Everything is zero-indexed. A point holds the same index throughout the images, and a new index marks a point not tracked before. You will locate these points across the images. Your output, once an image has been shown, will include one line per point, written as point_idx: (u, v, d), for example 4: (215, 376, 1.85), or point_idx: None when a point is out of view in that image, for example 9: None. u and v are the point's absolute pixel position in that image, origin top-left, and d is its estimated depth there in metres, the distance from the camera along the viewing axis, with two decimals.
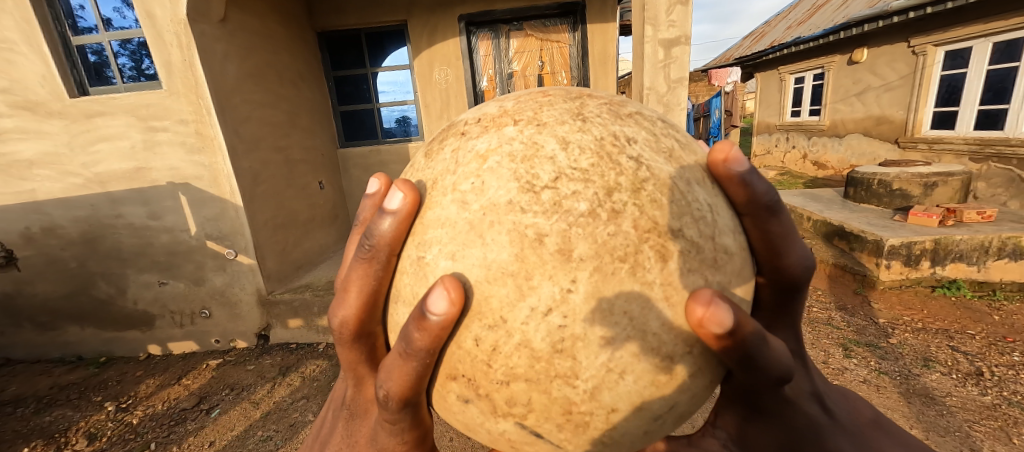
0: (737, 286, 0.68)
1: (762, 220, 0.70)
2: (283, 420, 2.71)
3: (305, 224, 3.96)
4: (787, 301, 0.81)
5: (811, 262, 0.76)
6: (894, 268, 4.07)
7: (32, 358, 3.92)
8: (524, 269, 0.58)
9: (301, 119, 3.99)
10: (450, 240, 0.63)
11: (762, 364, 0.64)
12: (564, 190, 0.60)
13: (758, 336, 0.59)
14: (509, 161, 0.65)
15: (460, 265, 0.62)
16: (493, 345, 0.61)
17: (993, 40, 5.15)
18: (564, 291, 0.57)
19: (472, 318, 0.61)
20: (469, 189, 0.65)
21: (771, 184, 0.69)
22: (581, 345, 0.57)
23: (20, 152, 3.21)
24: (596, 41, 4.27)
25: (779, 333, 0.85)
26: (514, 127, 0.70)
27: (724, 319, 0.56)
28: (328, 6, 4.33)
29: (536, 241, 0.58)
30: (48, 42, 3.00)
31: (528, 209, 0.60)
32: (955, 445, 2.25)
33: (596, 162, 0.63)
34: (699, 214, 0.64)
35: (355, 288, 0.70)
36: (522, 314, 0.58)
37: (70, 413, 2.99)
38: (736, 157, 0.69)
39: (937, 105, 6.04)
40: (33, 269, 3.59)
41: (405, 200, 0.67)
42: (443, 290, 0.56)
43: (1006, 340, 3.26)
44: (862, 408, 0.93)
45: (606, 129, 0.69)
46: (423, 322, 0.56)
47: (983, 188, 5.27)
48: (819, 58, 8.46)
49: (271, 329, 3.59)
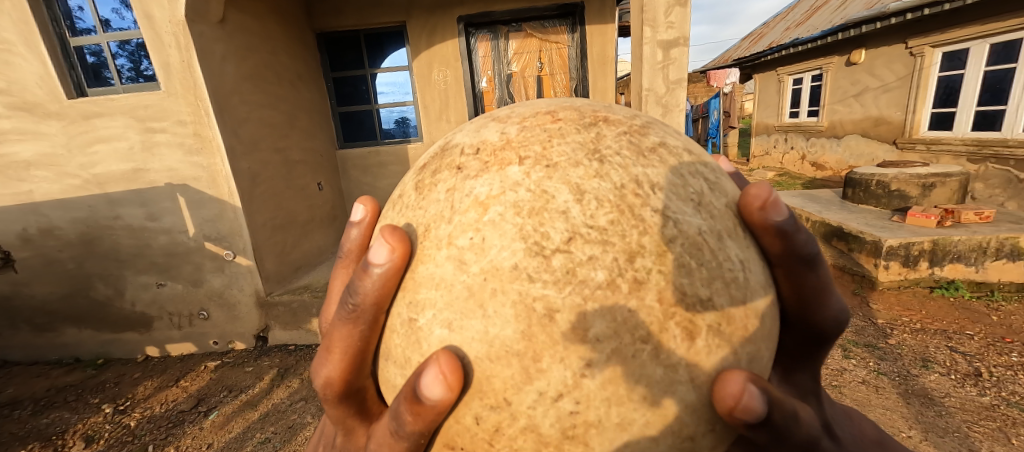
0: (764, 348, 0.69)
1: (796, 272, 0.71)
2: (281, 422, 2.70)
3: (304, 225, 3.95)
4: (813, 350, 0.84)
5: (844, 316, 0.78)
6: (892, 269, 4.08)
7: (29, 360, 3.90)
8: (532, 349, 0.57)
9: (299, 121, 3.98)
10: (446, 305, 0.62)
11: (794, 439, 0.63)
12: (579, 254, 0.58)
13: (791, 415, 0.59)
14: (513, 214, 0.62)
15: (456, 337, 0.61)
16: (495, 425, 0.61)
17: (990, 42, 5.14)
18: (577, 375, 0.56)
19: (472, 397, 0.61)
20: (467, 246, 0.64)
21: (813, 235, 0.67)
22: (594, 432, 0.58)
23: (18, 154, 3.20)
24: (595, 43, 4.28)
25: (798, 376, 0.86)
26: (519, 168, 0.67)
27: (757, 406, 0.55)
28: (327, 7, 4.33)
29: (546, 317, 0.57)
30: (46, 43, 3.00)
31: (537, 278, 0.58)
32: (953, 446, 2.25)
33: (616, 218, 0.61)
34: (731, 275, 0.63)
35: (339, 348, 0.69)
36: (528, 398, 0.58)
37: (67, 415, 2.97)
38: (776, 205, 0.66)
39: (935, 106, 6.07)
40: (30, 271, 3.58)
41: (392, 254, 0.64)
42: (437, 371, 0.55)
43: (1005, 341, 3.27)
44: (866, 429, 0.99)
45: (628, 173, 0.66)
46: (417, 406, 0.57)
47: (980, 189, 5.29)
48: (817, 59, 8.49)
49: (269, 330, 3.58)
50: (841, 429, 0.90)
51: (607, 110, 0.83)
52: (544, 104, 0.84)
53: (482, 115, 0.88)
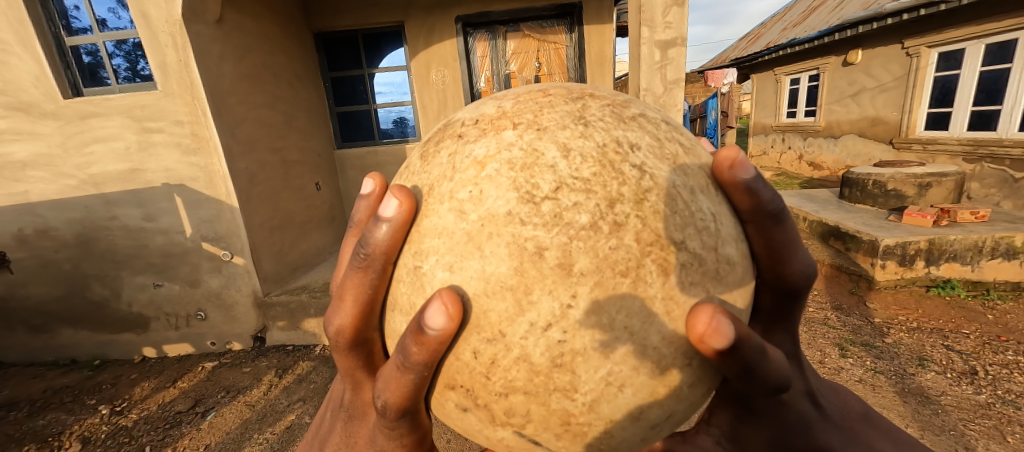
0: (736, 295, 0.69)
1: (765, 228, 0.70)
2: (278, 423, 2.69)
3: (302, 225, 3.94)
4: (787, 307, 0.83)
5: (812, 270, 0.77)
6: (888, 268, 4.08)
7: (25, 362, 3.88)
8: (524, 283, 0.57)
9: (297, 121, 3.97)
10: (447, 250, 0.63)
11: (762, 375, 0.64)
12: (565, 201, 0.59)
13: (760, 349, 0.60)
14: (508, 169, 0.63)
15: (457, 278, 0.61)
16: (492, 358, 0.61)
17: (985, 43, 5.21)
18: (564, 306, 0.56)
19: (470, 332, 0.61)
20: (466, 198, 0.64)
21: (778, 192, 0.68)
22: (581, 360, 0.58)
23: (14, 153, 3.18)
24: (593, 43, 4.29)
25: (775, 336, 0.87)
26: (513, 131, 0.68)
27: (726, 332, 0.56)
28: (326, 7, 4.33)
29: (536, 254, 0.57)
30: (42, 44, 2.98)
31: (528, 221, 0.59)
32: (949, 444, 2.25)
33: (598, 171, 0.62)
34: (702, 224, 0.64)
35: (351, 295, 0.70)
36: (521, 329, 0.58)
37: (64, 417, 2.96)
38: (743, 164, 0.67)
39: (931, 106, 6.10)
40: (26, 271, 3.56)
41: (401, 208, 0.65)
42: (440, 304, 0.55)
43: (1000, 339, 3.29)
44: (852, 403, 0.97)
45: (609, 135, 0.67)
46: (420, 337, 0.56)
47: (976, 188, 5.31)
48: (813, 60, 8.53)
49: (266, 331, 3.58)
50: (824, 399, 0.90)
51: (593, 89, 0.83)
52: (536, 86, 0.85)
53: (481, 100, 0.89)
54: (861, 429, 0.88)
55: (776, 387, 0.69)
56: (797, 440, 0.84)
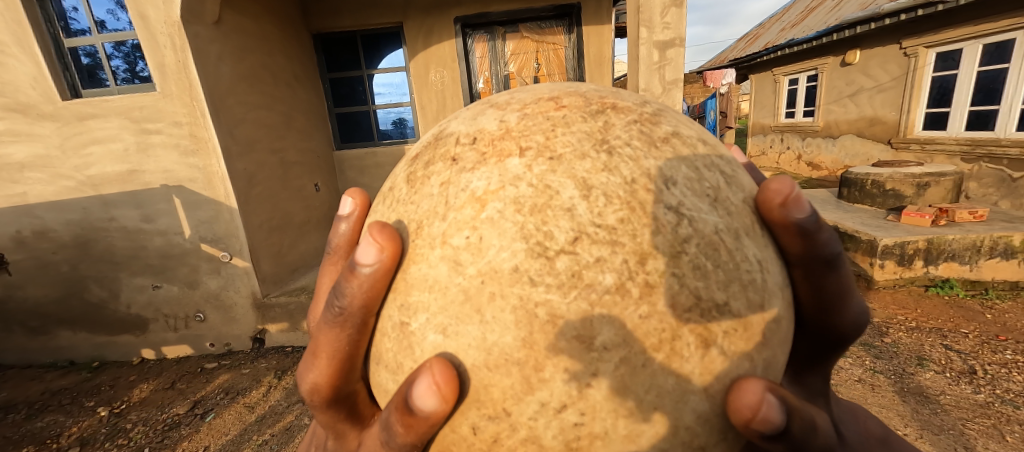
0: (778, 354, 0.70)
1: (814, 273, 0.71)
2: (277, 424, 2.69)
3: (300, 226, 3.93)
4: (824, 353, 0.86)
5: (864, 319, 0.79)
6: (887, 268, 4.11)
7: (23, 363, 3.88)
8: (533, 358, 0.57)
9: (296, 122, 3.98)
10: (440, 309, 0.63)
11: (811, 448, 0.63)
12: (586, 256, 0.58)
13: (810, 424, 0.59)
14: (513, 211, 0.62)
15: (451, 344, 0.61)
16: (493, 436, 0.61)
17: (982, 43, 5.22)
18: (582, 386, 0.56)
19: (468, 406, 0.61)
20: (462, 245, 0.63)
21: (836, 234, 0.67)
22: (599, 444, 0.58)
23: (11, 155, 3.18)
24: (592, 43, 4.29)
25: (808, 378, 0.89)
26: (520, 160, 0.67)
27: (774, 417, 0.55)
28: (324, 8, 4.33)
29: (549, 323, 0.56)
30: (39, 42, 2.97)
31: (540, 281, 0.58)
32: (948, 444, 2.25)
33: (627, 216, 0.61)
34: (748, 277, 0.64)
35: (326, 352, 0.69)
36: (529, 409, 0.58)
37: (61, 419, 2.95)
38: (797, 201, 0.66)
39: (928, 106, 6.12)
40: (24, 273, 3.55)
41: (381, 254, 0.64)
42: (430, 381, 0.56)
43: (999, 338, 3.30)
44: (871, 428, 1.00)
45: (639, 167, 0.66)
46: (409, 416, 0.57)
47: (974, 188, 5.33)
48: (811, 60, 8.55)
49: (265, 332, 3.57)
50: (846, 427, 0.91)
51: (615, 96, 0.82)
52: (546, 90, 0.84)
53: (478, 102, 0.88)
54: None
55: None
56: None
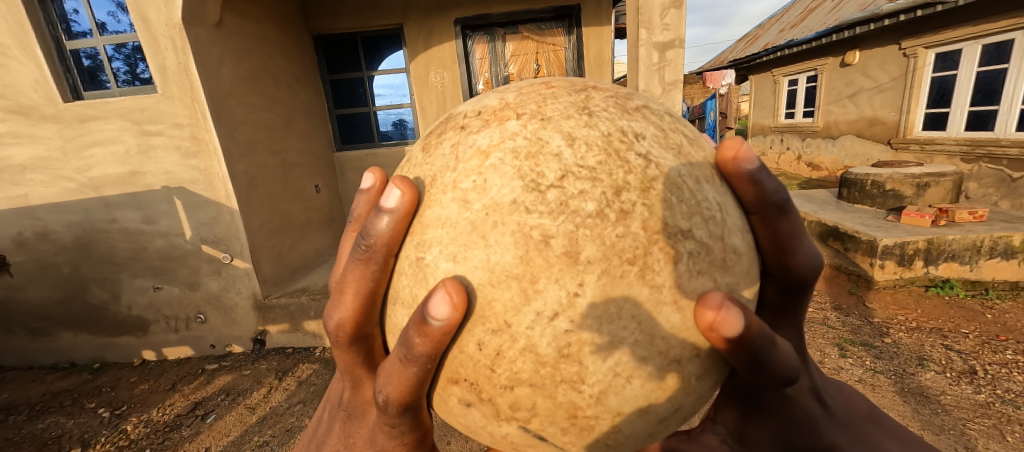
0: (742, 286, 0.69)
1: (770, 219, 0.71)
2: (278, 426, 2.69)
3: (301, 228, 3.93)
4: (790, 303, 0.84)
5: (818, 262, 0.78)
6: (887, 268, 4.10)
7: (24, 365, 3.89)
8: (530, 272, 0.58)
9: (296, 123, 3.98)
10: (451, 241, 0.63)
11: (772, 366, 0.65)
12: (570, 189, 0.60)
13: (768, 339, 0.61)
14: (512, 158, 0.64)
15: (461, 268, 0.61)
16: (497, 349, 0.61)
17: (982, 43, 5.22)
18: (571, 295, 0.56)
19: (475, 323, 0.61)
20: (470, 187, 0.65)
21: (782, 183, 0.69)
22: (588, 350, 0.58)
23: (13, 157, 3.19)
24: (592, 44, 4.30)
25: (782, 332, 0.88)
26: (517, 121, 0.69)
27: (735, 322, 0.58)
28: (324, 10, 4.33)
29: (541, 242, 0.58)
30: (42, 46, 2.98)
31: (534, 209, 0.59)
32: (949, 444, 2.25)
33: (604, 159, 0.62)
34: (708, 213, 0.65)
35: (351, 288, 0.70)
36: (526, 319, 0.58)
37: (63, 420, 2.96)
38: (747, 155, 0.69)
39: (928, 107, 6.13)
40: (25, 274, 3.56)
41: (403, 199, 0.66)
42: (445, 293, 0.56)
43: (999, 339, 3.30)
44: (859, 402, 0.97)
45: (614, 125, 0.68)
46: (424, 327, 0.57)
47: (973, 188, 5.34)
48: (811, 61, 8.56)
49: (266, 334, 3.57)
50: (830, 398, 0.91)
51: (596, 82, 0.84)
52: (537, 80, 0.86)
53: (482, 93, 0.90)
54: (868, 430, 0.88)
55: (783, 380, 0.70)
56: (804, 437, 0.85)
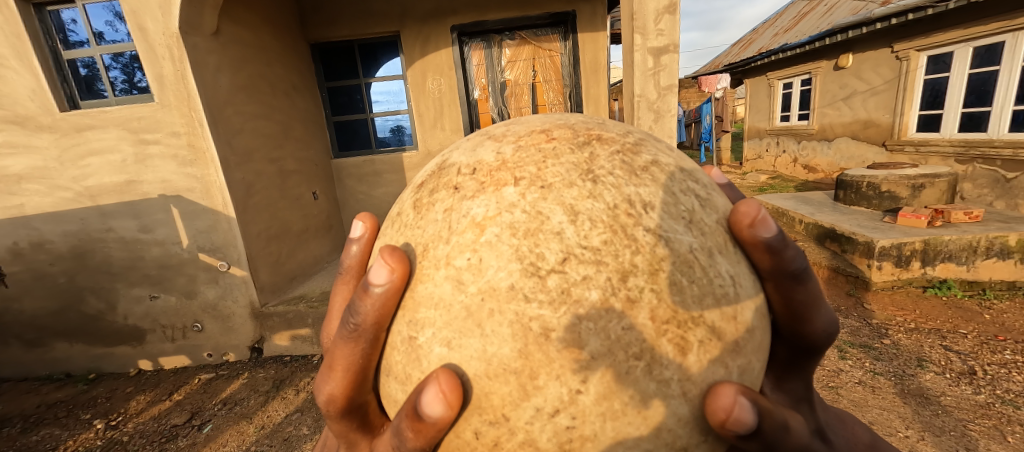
0: (754, 361, 0.70)
1: (785, 287, 0.72)
2: (277, 435, 2.67)
3: (299, 235, 3.93)
4: (801, 359, 0.86)
5: (833, 327, 0.79)
6: (885, 269, 4.10)
7: (20, 376, 3.86)
8: (529, 366, 0.58)
9: (294, 131, 4.00)
10: (444, 324, 0.64)
11: (786, 447, 0.66)
12: (573, 275, 0.60)
13: (781, 425, 0.61)
14: (509, 234, 0.64)
15: (455, 356, 0.62)
16: (494, 440, 0.62)
17: (973, 46, 5.26)
18: (573, 392, 0.58)
19: (471, 412, 0.62)
20: (464, 266, 0.65)
21: (802, 250, 0.69)
22: (590, 445, 0.59)
23: (9, 167, 3.18)
24: (588, 51, 4.35)
25: (789, 384, 0.89)
26: (515, 189, 0.69)
27: (747, 417, 0.57)
28: (320, 19, 4.36)
29: (541, 336, 0.58)
30: (40, 57, 2.99)
31: (533, 298, 0.60)
32: (949, 445, 2.25)
33: (609, 238, 0.63)
34: (721, 291, 0.66)
35: (341, 366, 0.70)
36: (525, 414, 0.59)
37: (58, 432, 2.93)
38: (764, 221, 0.69)
39: (922, 108, 6.21)
40: (22, 286, 3.53)
41: (391, 275, 0.65)
42: (437, 390, 0.57)
43: (997, 339, 3.31)
44: (860, 432, 1.04)
45: (620, 193, 0.68)
46: (418, 423, 0.58)
47: (969, 189, 5.37)
48: (805, 64, 8.66)
49: (263, 342, 3.54)
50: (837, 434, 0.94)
51: (600, 127, 0.85)
52: (538, 122, 0.86)
53: (476, 132, 0.91)
54: None
55: None
56: None
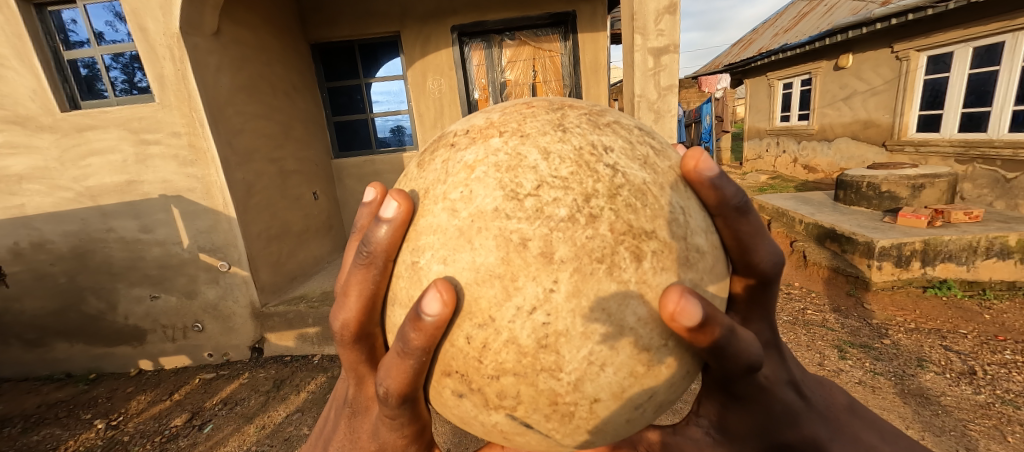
0: (707, 280, 0.70)
1: (732, 221, 0.73)
2: (277, 435, 2.67)
3: (300, 236, 3.93)
4: (760, 296, 0.85)
5: (781, 259, 0.79)
6: (885, 269, 4.10)
7: (21, 376, 3.86)
8: (510, 271, 0.60)
9: (295, 131, 4.01)
10: (441, 245, 0.65)
11: (732, 354, 0.66)
12: (545, 197, 0.62)
13: (728, 330, 0.62)
14: (494, 171, 0.67)
15: (450, 269, 0.63)
16: (483, 342, 0.62)
17: (972, 46, 5.27)
18: (547, 291, 0.58)
19: (463, 318, 0.62)
20: (458, 198, 0.67)
21: (741, 187, 0.72)
22: (564, 340, 0.59)
23: (10, 167, 3.18)
24: (587, 51, 4.35)
25: (753, 325, 0.88)
26: (500, 138, 0.72)
27: (694, 312, 0.57)
28: (321, 18, 4.36)
29: (520, 244, 0.60)
30: (41, 59, 2.99)
31: (513, 216, 0.62)
32: (950, 445, 2.25)
33: (575, 170, 0.65)
34: (671, 217, 0.67)
35: (355, 291, 0.71)
36: (509, 313, 0.60)
37: (58, 432, 2.93)
38: (707, 162, 0.72)
39: (922, 108, 6.23)
40: (22, 286, 3.54)
41: (399, 209, 0.67)
42: (436, 293, 0.58)
43: (997, 339, 3.31)
44: (839, 395, 0.95)
45: (585, 139, 0.70)
46: (418, 324, 0.58)
47: (969, 189, 5.36)
48: (805, 64, 8.67)
49: (264, 342, 3.55)
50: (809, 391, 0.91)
51: (571, 100, 0.87)
52: (522, 100, 0.88)
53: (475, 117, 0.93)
54: (849, 423, 0.88)
55: (748, 368, 0.72)
56: (782, 427, 0.85)
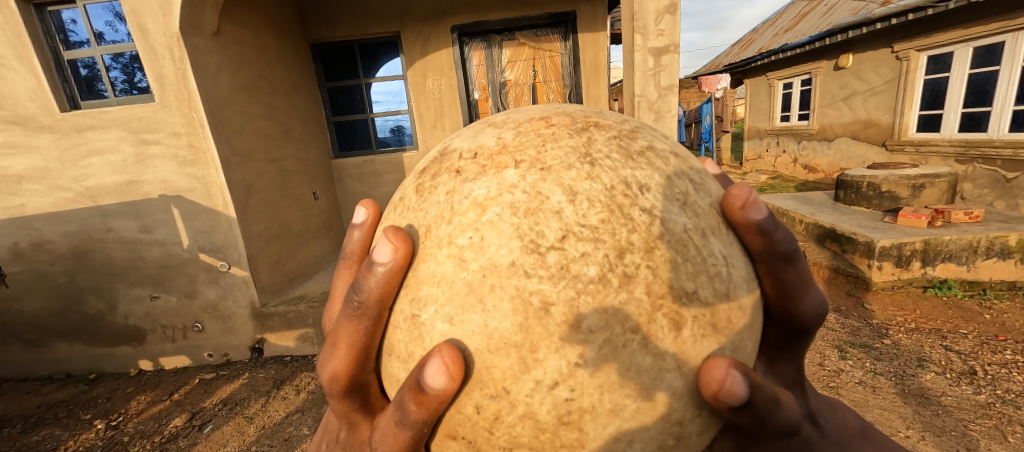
0: (746, 339, 0.72)
1: (776, 268, 0.73)
2: (277, 435, 2.67)
3: (299, 235, 3.93)
4: (792, 342, 0.86)
5: (824, 308, 0.80)
6: (885, 269, 4.10)
7: (21, 376, 3.86)
8: (529, 340, 0.58)
9: (295, 130, 4.00)
10: (446, 301, 0.64)
11: (774, 424, 0.66)
12: (571, 252, 0.60)
13: (772, 401, 0.62)
14: (510, 214, 0.64)
15: (457, 331, 0.63)
16: (495, 414, 0.62)
17: (972, 46, 5.27)
18: (572, 365, 0.58)
19: (472, 386, 0.62)
20: (466, 245, 0.65)
21: (792, 232, 0.70)
22: (589, 418, 0.60)
23: (10, 167, 3.18)
24: (587, 51, 4.35)
25: (781, 367, 0.90)
26: (515, 171, 0.69)
27: (738, 389, 0.58)
28: (321, 19, 4.36)
29: (542, 310, 0.58)
30: (41, 57, 2.99)
31: (533, 273, 0.60)
32: (950, 445, 2.25)
33: (607, 217, 0.63)
34: (714, 270, 0.66)
35: (345, 343, 0.70)
36: (526, 387, 0.59)
37: (58, 432, 2.93)
38: (755, 204, 0.70)
39: (922, 108, 6.21)
40: (22, 286, 3.54)
41: (395, 254, 0.66)
42: (440, 362, 0.57)
43: (997, 339, 3.31)
44: (850, 419, 1.07)
45: (617, 175, 0.68)
46: (421, 395, 0.58)
47: (969, 189, 5.36)
48: (805, 64, 8.67)
49: (264, 342, 3.54)
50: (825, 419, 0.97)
51: (598, 115, 0.85)
52: (537, 110, 0.87)
53: (477, 122, 0.91)
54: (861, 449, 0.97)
55: (786, 431, 0.71)
56: None
